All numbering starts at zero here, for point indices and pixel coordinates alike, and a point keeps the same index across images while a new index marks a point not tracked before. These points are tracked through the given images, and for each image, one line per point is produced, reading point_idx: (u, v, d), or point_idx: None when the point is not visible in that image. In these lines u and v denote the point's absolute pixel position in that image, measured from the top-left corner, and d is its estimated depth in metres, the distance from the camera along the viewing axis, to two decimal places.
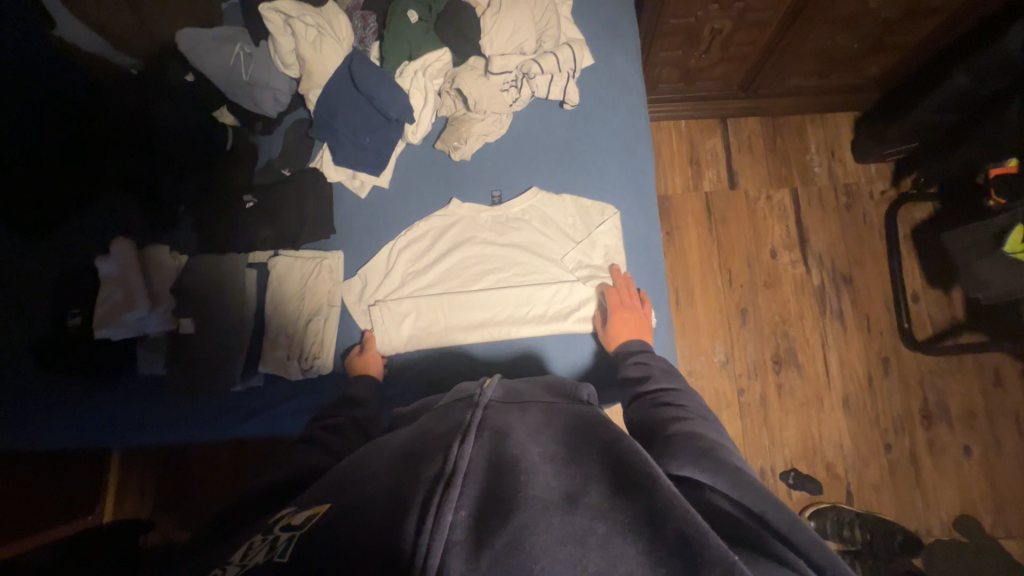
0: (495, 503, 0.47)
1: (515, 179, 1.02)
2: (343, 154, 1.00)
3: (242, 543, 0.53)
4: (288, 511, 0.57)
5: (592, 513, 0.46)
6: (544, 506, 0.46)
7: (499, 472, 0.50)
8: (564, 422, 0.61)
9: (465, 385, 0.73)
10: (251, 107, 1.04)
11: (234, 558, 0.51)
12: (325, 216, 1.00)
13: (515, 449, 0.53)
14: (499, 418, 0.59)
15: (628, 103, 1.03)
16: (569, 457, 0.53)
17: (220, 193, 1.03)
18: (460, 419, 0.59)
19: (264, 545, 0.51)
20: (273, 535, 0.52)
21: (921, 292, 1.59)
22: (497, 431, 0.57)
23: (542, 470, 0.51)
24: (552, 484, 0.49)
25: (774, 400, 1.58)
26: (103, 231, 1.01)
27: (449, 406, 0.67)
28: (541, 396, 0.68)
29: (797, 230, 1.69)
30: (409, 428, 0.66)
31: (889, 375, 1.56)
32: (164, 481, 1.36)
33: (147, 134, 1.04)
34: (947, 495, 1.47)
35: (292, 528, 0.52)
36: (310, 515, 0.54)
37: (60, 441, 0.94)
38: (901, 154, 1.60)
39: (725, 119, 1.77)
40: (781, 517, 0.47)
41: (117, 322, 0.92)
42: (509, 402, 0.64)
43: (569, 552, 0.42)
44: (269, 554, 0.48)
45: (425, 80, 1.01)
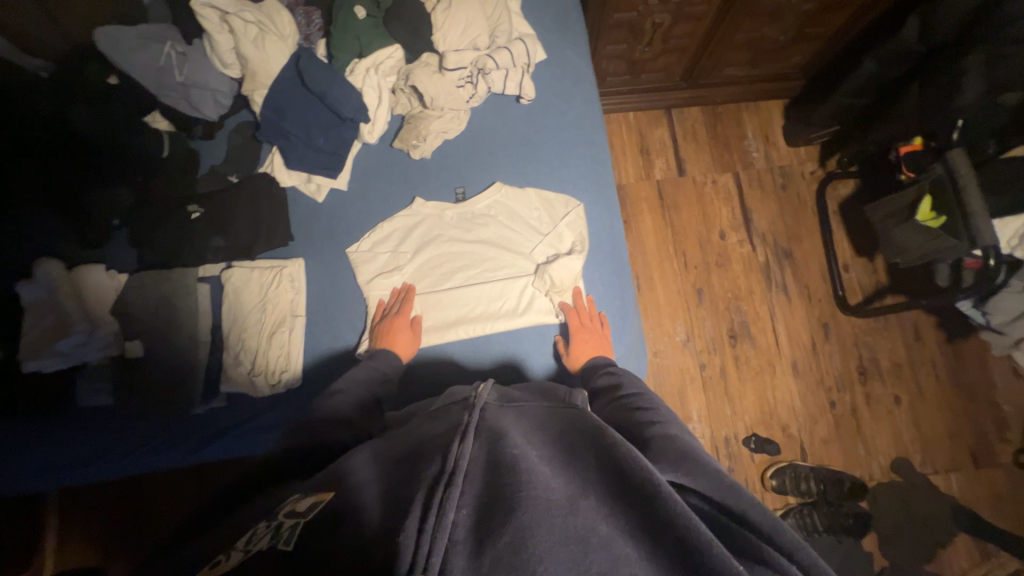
0: (495, 503, 0.48)
1: (477, 175, 1.02)
2: (296, 157, 0.96)
3: (246, 528, 0.52)
4: (295, 497, 0.56)
5: (592, 513, 0.47)
6: (546, 505, 0.47)
7: (499, 470, 0.51)
8: (560, 423, 0.63)
9: (456, 389, 0.73)
10: (189, 112, 0.96)
11: (239, 543, 0.49)
12: (282, 223, 0.96)
13: (513, 450, 0.53)
14: (496, 421, 0.60)
15: (583, 95, 1.06)
16: (568, 458, 0.54)
17: (159, 203, 0.96)
18: (458, 423, 0.60)
19: (268, 531, 0.50)
20: (278, 522, 0.51)
21: (850, 262, 1.75)
22: (495, 434, 0.57)
23: (543, 471, 0.51)
24: (552, 485, 0.49)
25: (732, 371, 1.69)
26: (21, 254, 0.91)
27: (445, 409, 0.68)
28: (536, 401, 0.70)
29: (741, 211, 1.80)
30: (403, 430, 0.67)
31: (829, 338, 1.71)
32: (113, 524, 1.24)
33: (71, 144, 0.95)
34: (883, 442, 1.64)
35: (299, 515, 0.51)
36: (315, 502, 0.53)
37: (1, 484, 0.86)
38: (826, 137, 1.76)
39: (670, 109, 1.86)
40: (761, 516, 0.47)
41: (50, 353, 0.85)
42: (507, 406, 0.66)
43: (569, 551, 0.43)
44: (272, 541, 0.48)
45: (377, 78, 0.98)
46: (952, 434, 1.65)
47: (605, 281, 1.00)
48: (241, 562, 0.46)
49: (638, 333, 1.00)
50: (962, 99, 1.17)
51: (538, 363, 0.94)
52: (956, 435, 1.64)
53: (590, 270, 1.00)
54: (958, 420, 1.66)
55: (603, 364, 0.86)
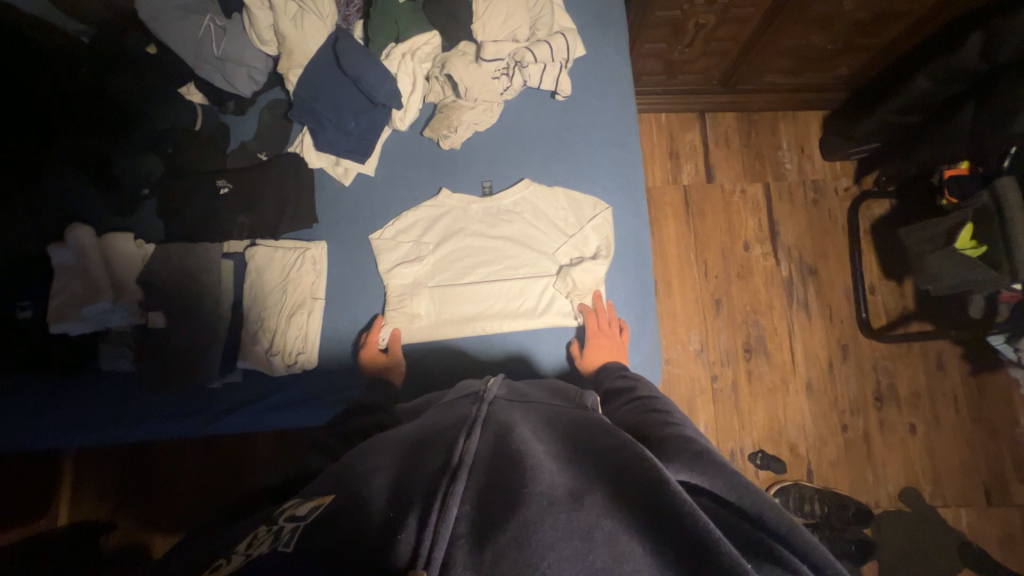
0: (499, 497, 0.47)
1: (505, 169, 1.00)
2: (326, 138, 0.96)
3: (244, 535, 0.52)
4: (293, 502, 0.56)
5: (598, 509, 0.45)
6: (550, 501, 0.46)
7: (504, 468, 0.51)
8: (567, 421, 0.62)
9: (466, 382, 0.73)
10: (223, 86, 0.96)
11: (239, 548, 0.49)
12: (307, 205, 0.95)
13: (519, 445, 0.54)
14: (503, 417, 0.61)
15: (619, 95, 1.03)
16: (573, 457, 0.53)
17: (188, 175, 0.96)
18: (465, 418, 0.61)
19: (268, 535, 0.50)
20: (279, 527, 0.51)
21: (877, 284, 1.70)
22: (500, 429, 0.58)
23: (548, 468, 0.50)
24: (557, 481, 0.49)
25: (744, 386, 1.66)
26: (53, 216, 0.92)
27: (454, 402, 0.68)
28: (545, 399, 0.69)
29: (768, 224, 1.76)
30: (412, 423, 0.66)
31: (847, 361, 1.68)
32: (125, 483, 1.27)
33: (106, 110, 0.96)
34: (894, 470, 1.60)
35: (298, 519, 0.51)
36: (315, 506, 0.53)
37: (22, 439, 0.88)
38: (864, 153, 1.70)
39: (704, 113, 1.81)
40: (779, 519, 0.46)
41: (77, 317, 0.87)
42: (515, 402, 0.66)
43: (574, 547, 0.42)
44: (274, 544, 0.47)
45: (413, 64, 0.96)
46: (966, 468, 1.61)
47: (626, 287, 0.98)
48: (244, 564, 0.45)
49: (656, 343, 0.98)
50: (1017, 125, 1.12)
51: (554, 366, 0.94)
52: (970, 470, 1.60)
53: (612, 275, 0.99)
54: (974, 455, 1.62)
55: (618, 369, 0.84)
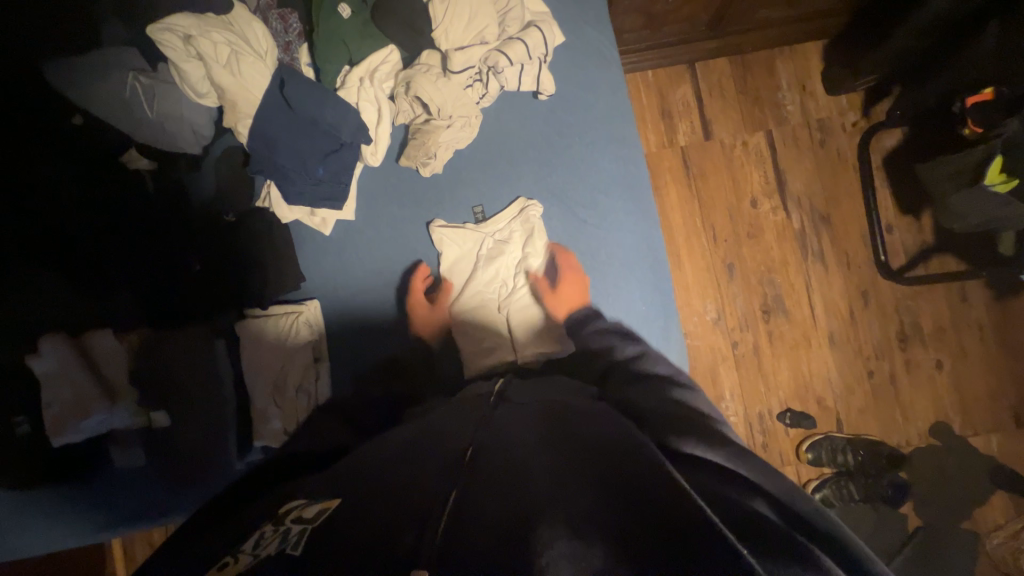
0: (500, 504, 0.47)
1: (496, 189, 0.91)
2: (295, 190, 0.86)
3: (251, 533, 0.55)
4: (299, 503, 0.58)
5: (591, 513, 0.44)
6: (548, 506, 0.45)
7: (508, 477, 0.52)
8: (562, 418, 0.65)
9: (473, 384, 0.82)
10: (168, 146, 0.86)
11: (245, 548, 0.52)
12: (290, 267, 0.88)
13: (526, 457, 0.56)
14: (508, 429, 0.64)
15: (610, 82, 0.92)
16: (576, 460, 0.54)
17: (157, 254, 0.88)
18: (468, 427, 0.65)
19: (276, 535, 0.52)
20: (285, 527, 0.53)
21: (894, 222, 1.62)
22: (506, 444, 0.60)
23: (550, 477, 0.51)
24: (558, 488, 0.48)
25: (766, 347, 1.64)
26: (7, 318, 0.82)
27: (467, 401, 0.76)
28: (548, 399, 0.72)
29: (775, 175, 1.66)
30: (409, 430, 0.71)
31: (869, 306, 1.63)
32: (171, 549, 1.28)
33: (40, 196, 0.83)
34: (923, 407, 1.60)
35: (304, 521, 0.53)
36: (322, 509, 0.55)
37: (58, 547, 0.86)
38: (872, 82, 1.56)
39: (693, 64, 1.66)
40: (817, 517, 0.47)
41: (76, 429, 0.81)
42: (518, 409, 0.70)
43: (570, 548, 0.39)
44: (281, 546, 0.48)
45: (374, 88, 0.85)
46: (994, 395, 1.61)
47: (645, 301, 0.90)
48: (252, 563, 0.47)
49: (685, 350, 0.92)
50: None
51: None
52: (998, 395, 1.61)
53: (628, 290, 0.90)
54: (1002, 381, 1.61)
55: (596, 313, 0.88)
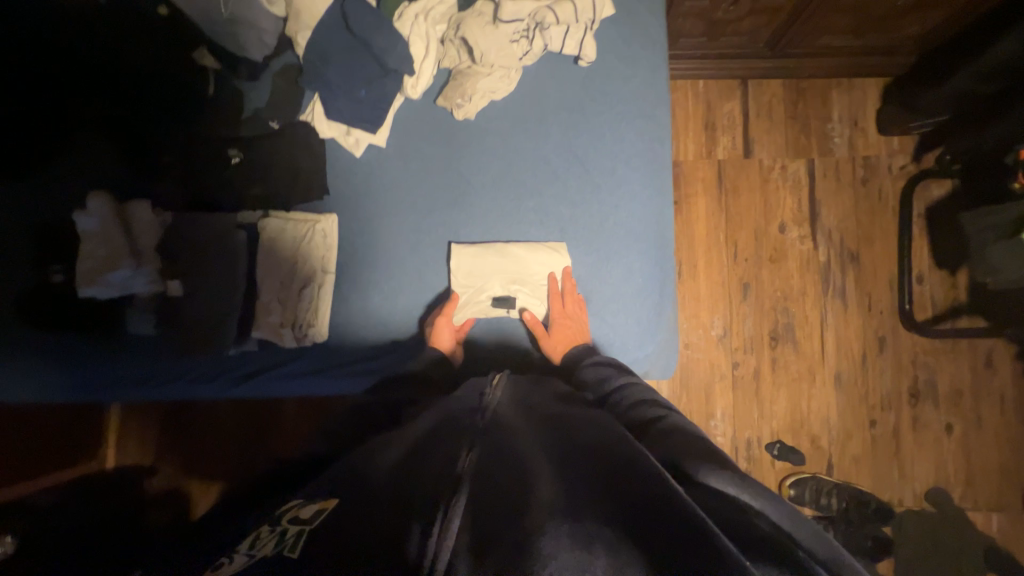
0: (503, 506, 0.52)
1: (521, 139, 0.93)
2: (336, 107, 0.91)
3: (249, 533, 0.57)
4: (296, 504, 0.61)
5: (593, 516, 0.49)
6: (551, 508, 0.50)
7: (507, 475, 0.57)
8: (565, 432, 0.67)
9: (472, 380, 0.84)
10: (234, 49, 0.94)
11: (243, 547, 0.54)
12: (318, 176, 0.94)
13: (521, 459, 0.59)
14: (507, 430, 0.67)
15: (651, 61, 0.94)
16: (568, 464, 0.58)
17: (204, 143, 0.95)
18: (468, 426, 0.67)
19: (273, 536, 0.54)
20: (283, 527, 0.55)
21: (926, 273, 1.57)
22: (503, 444, 0.63)
23: (548, 480, 0.55)
24: (559, 490, 0.53)
25: (768, 374, 1.60)
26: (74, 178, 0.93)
27: (461, 399, 0.78)
28: (546, 404, 0.76)
29: (809, 204, 1.63)
30: (412, 427, 0.76)
31: (883, 354, 1.57)
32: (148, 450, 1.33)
33: (117, 80, 0.95)
34: (923, 469, 1.53)
35: (302, 521, 0.55)
36: (320, 509, 0.57)
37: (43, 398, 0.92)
38: (927, 126, 1.53)
39: (746, 81, 1.66)
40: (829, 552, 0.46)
41: (102, 281, 0.90)
42: (513, 411, 0.73)
43: (574, 557, 0.44)
44: (279, 547, 0.51)
45: (426, 26, 0.89)
46: (1004, 472, 1.51)
47: (643, 273, 0.92)
48: (248, 564, 0.49)
49: (673, 330, 0.93)
50: None
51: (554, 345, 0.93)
52: (1009, 474, 1.51)
53: (629, 259, 0.92)
54: (1016, 459, 1.52)
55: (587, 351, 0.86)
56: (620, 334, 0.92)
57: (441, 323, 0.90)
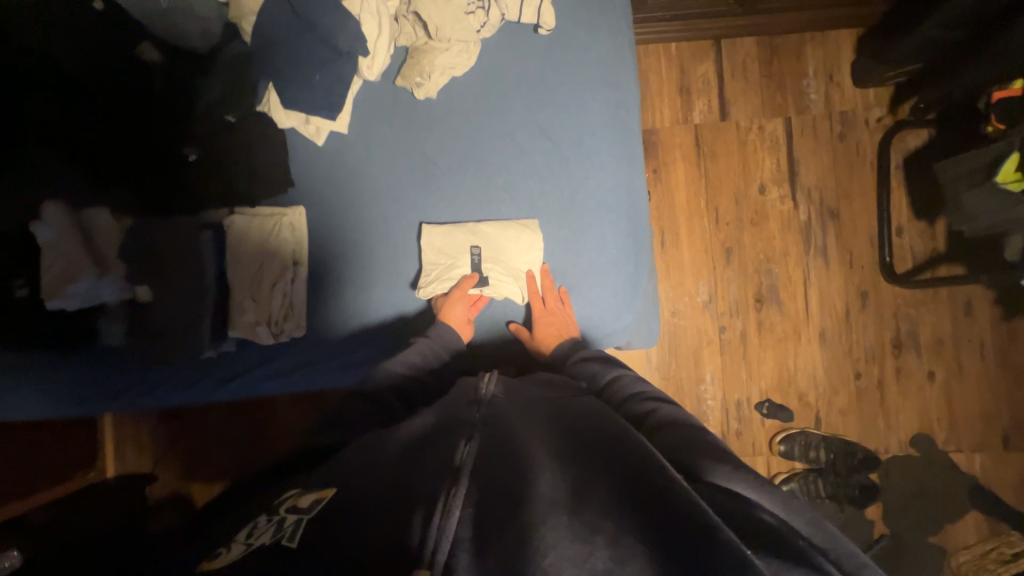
0: (505, 496, 0.54)
1: (486, 116, 0.91)
2: (291, 95, 0.88)
3: (246, 525, 0.62)
4: (294, 494, 0.64)
5: (592, 508, 0.51)
6: (552, 502, 0.52)
7: (508, 465, 0.58)
8: (563, 420, 0.68)
9: (465, 379, 0.82)
10: (178, 41, 0.90)
11: (240, 537, 0.59)
12: (280, 167, 0.92)
13: (523, 449, 0.61)
14: (507, 420, 0.68)
15: (611, 26, 0.91)
16: (569, 456, 0.60)
17: (160, 143, 0.93)
18: (466, 419, 0.68)
19: (268, 527, 0.57)
20: (280, 517, 0.59)
21: (906, 225, 1.57)
22: (505, 434, 0.64)
23: (549, 470, 0.57)
24: (560, 482, 0.55)
25: (754, 336, 1.62)
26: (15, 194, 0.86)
27: (458, 390, 0.79)
28: (543, 392, 0.77)
29: (787, 163, 1.62)
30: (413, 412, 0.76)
31: (866, 308, 1.59)
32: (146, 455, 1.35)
33: (46, 76, 0.87)
34: (907, 417, 1.57)
35: (300, 511, 0.58)
36: (317, 499, 0.59)
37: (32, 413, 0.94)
38: (902, 76, 1.51)
39: (719, 41, 1.62)
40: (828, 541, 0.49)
41: (66, 294, 0.85)
42: (512, 400, 0.74)
43: (574, 548, 0.46)
44: (278, 536, 0.54)
45: (377, 2, 0.85)
46: (985, 414, 1.56)
47: (620, 245, 0.90)
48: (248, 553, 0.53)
49: (651, 299, 0.94)
50: None
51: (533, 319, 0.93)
52: (989, 415, 1.56)
53: (604, 232, 0.90)
54: (996, 400, 1.56)
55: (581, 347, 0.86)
56: (600, 308, 0.91)
57: (458, 298, 0.90)
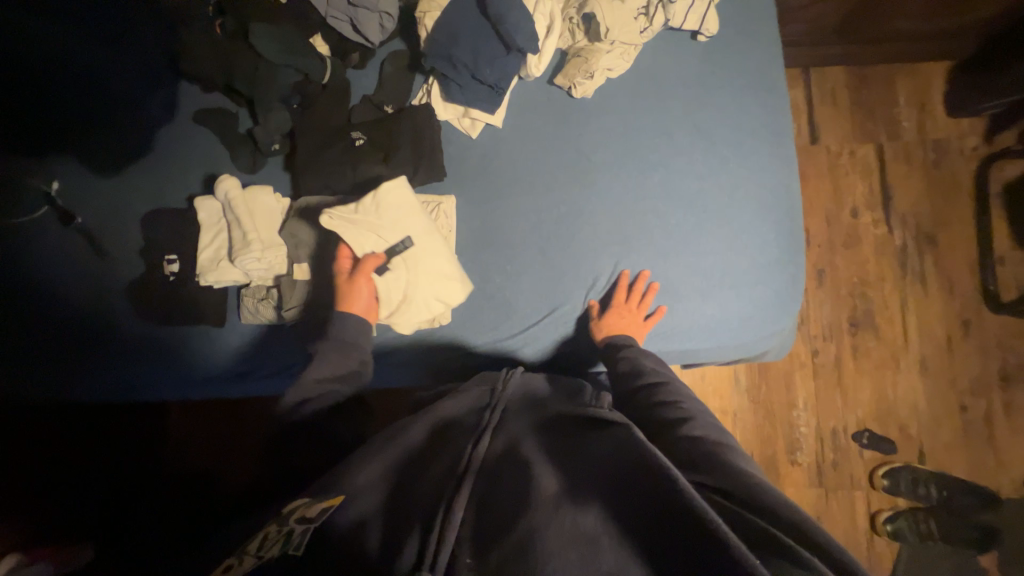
0: (505, 500, 0.54)
1: (643, 115, 0.93)
2: (458, 88, 0.91)
3: (258, 531, 0.58)
4: (304, 502, 0.61)
5: (597, 510, 0.51)
6: (551, 505, 0.52)
7: (511, 472, 0.58)
8: (566, 421, 0.67)
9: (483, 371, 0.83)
10: (351, 36, 0.95)
11: (252, 548, 0.54)
12: (438, 156, 0.93)
13: (528, 453, 0.60)
14: (513, 424, 0.67)
15: (766, 39, 0.95)
16: (569, 459, 0.59)
17: (319, 130, 0.95)
18: (473, 423, 0.68)
19: (279, 536, 0.55)
20: (290, 527, 0.56)
21: (1007, 254, 1.56)
22: (512, 438, 0.64)
23: (551, 474, 0.56)
24: (561, 483, 0.55)
25: (849, 361, 1.56)
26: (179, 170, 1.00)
27: (470, 388, 0.78)
28: (555, 398, 0.76)
29: (880, 188, 1.62)
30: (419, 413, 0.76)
31: (969, 337, 1.54)
32: (211, 452, 1.23)
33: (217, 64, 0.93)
34: (1019, 455, 1.48)
35: (308, 521, 0.57)
36: (326, 507, 0.58)
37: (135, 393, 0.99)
38: (1002, 107, 1.53)
39: (809, 68, 1.66)
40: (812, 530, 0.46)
41: (227, 268, 0.91)
42: (523, 404, 0.73)
43: (577, 553, 0.47)
44: (284, 548, 0.52)
45: (550, 5, 0.90)
46: None
47: (778, 244, 0.91)
48: (256, 567, 0.50)
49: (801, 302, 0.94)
50: None
51: (685, 318, 0.91)
52: None
53: (763, 231, 0.91)
54: None
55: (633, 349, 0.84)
56: (755, 308, 0.91)
57: (361, 281, 0.86)
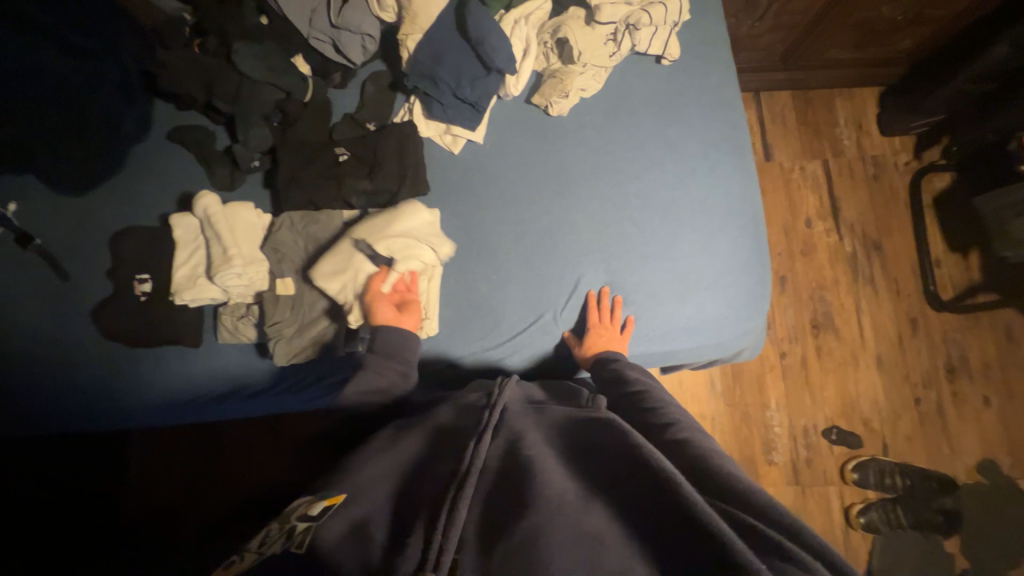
0: (510, 500, 0.54)
1: (616, 131, 0.99)
2: (440, 106, 0.95)
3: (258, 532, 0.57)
4: (306, 500, 0.59)
5: (601, 513, 0.53)
6: (558, 505, 0.53)
7: (516, 472, 0.58)
8: (566, 422, 0.68)
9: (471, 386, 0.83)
10: (336, 58, 0.98)
11: (253, 545, 0.54)
12: (422, 171, 0.95)
13: (531, 452, 0.60)
14: (515, 425, 0.67)
15: (722, 62, 1.04)
16: (573, 463, 0.60)
17: (300, 145, 0.95)
18: (474, 423, 0.67)
19: (281, 535, 0.53)
20: (292, 524, 0.55)
21: (942, 257, 1.71)
22: (514, 438, 0.64)
23: (557, 474, 0.57)
24: (567, 485, 0.56)
25: (814, 361, 1.65)
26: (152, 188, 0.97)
27: (468, 394, 0.77)
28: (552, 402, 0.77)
29: (829, 200, 1.76)
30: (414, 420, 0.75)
31: (917, 334, 1.67)
32: (179, 491, 1.22)
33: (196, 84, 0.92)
34: (970, 442, 1.59)
35: (312, 517, 0.55)
36: (326, 507, 0.56)
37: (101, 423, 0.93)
38: (928, 125, 1.71)
39: (759, 93, 1.80)
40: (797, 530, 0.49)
41: (204, 285, 0.89)
42: (524, 407, 0.73)
43: (581, 551, 0.49)
44: (288, 544, 0.51)
45: (527, 29, 0.95)
46: None
47: (748, 249, 0.98)
48: (258, 562, 0.49)
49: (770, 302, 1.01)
50: None
51: (665, 321, 0.95)
52: None
53: (733, 237, 0.98)
54: None
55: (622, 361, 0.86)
56: (728, 309, 0.97)
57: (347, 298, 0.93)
